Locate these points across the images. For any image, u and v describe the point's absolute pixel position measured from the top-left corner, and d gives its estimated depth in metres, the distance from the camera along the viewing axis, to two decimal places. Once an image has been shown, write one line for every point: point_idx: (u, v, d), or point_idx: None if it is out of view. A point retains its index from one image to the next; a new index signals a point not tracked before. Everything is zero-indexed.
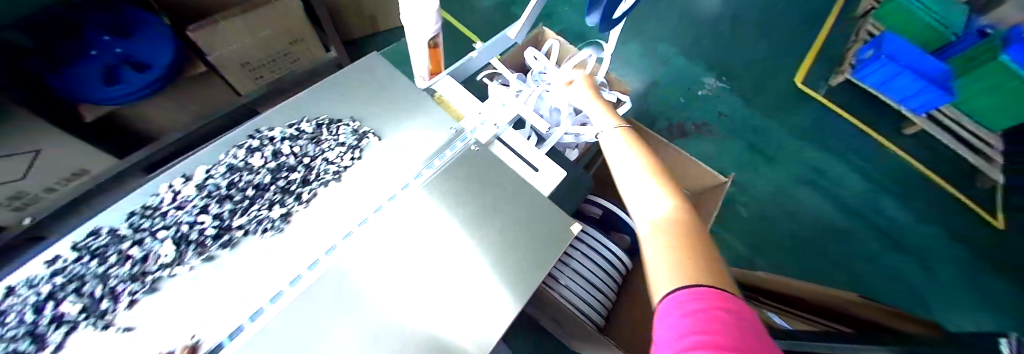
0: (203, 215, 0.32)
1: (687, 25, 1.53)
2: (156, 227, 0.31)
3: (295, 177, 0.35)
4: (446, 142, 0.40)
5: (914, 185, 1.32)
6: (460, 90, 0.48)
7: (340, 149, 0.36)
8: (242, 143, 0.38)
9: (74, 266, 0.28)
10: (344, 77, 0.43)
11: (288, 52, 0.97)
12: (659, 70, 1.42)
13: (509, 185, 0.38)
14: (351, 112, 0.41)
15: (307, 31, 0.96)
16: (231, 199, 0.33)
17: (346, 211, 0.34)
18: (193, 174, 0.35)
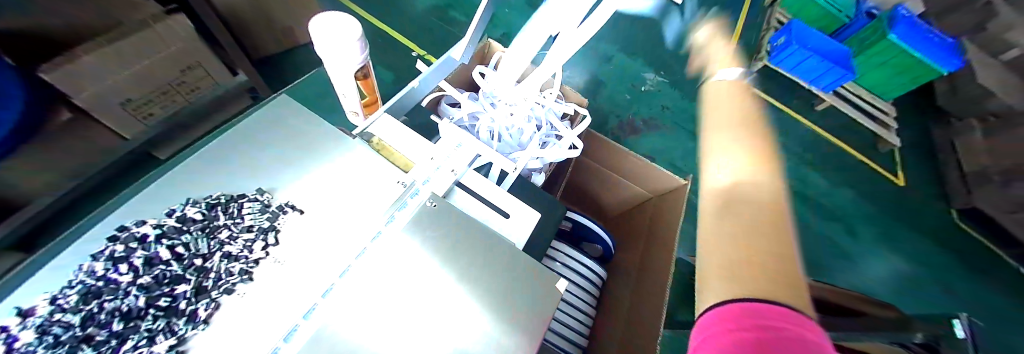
0: None
1: (623, 23, 1.57)
2: None
3: (185, 287, 0.24)
4: (393, 200, 0.32)
5: (829, 154, 1.51)
6: (404, 131, 0.41)
7: (248, 236, 0.27)
8: (101, 252, 0.24)
9: None
10: (242, 133, 0.33)
11: (183, 81, 0.80)
12: (603, 68, 1.45)
13: (479, 247, 0.32)
14: (258, 178, 0.31)
15: (205, 54, 0.80)
16: (92, 340, 0.20)
17: (267, 319, 0.24)
18: (31, 309, 0.21)
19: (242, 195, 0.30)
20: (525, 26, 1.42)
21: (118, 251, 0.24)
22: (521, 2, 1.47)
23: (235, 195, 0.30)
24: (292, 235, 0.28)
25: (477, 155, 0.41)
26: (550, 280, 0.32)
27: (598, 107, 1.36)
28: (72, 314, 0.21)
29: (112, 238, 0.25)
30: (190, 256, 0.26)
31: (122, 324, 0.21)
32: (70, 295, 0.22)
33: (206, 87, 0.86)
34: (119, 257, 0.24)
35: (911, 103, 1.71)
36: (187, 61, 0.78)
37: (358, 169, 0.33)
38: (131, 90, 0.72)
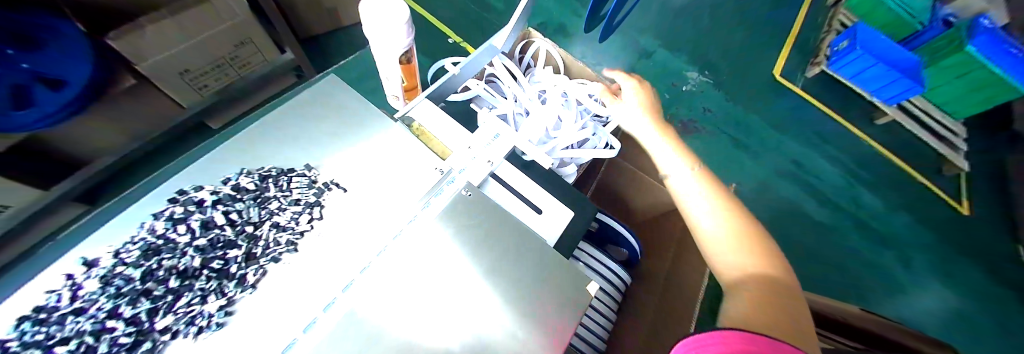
0: (110, 320, 0.21)
1: (667, 16, 1.50)
2: (51, 342, 0.20)
3: (235, 254, 0.25)
4: (431, 191, 0.32)
5: (886, 175, 1.37)
6: (443, 117, 0.41)
7: (296, 209, 0.28)
8: (162, 212, 0.27)
9: None
10: (292, 109, 0.34)
11: (237, 55, 0.85)
12: (639, 60, 1.39)
13: (524, 260, 0.30)
14: (307, 153, 0.32)
15: (256, 31, 0.84)
16: (149, 295, 0.22)
17: (309, 290, 0.25)
18: (95, 260, 0.24)
19: (292, 169, 0.31)
20: (561, 13, 1.39)
21: (177, 213, 0.26)
22: None
23: (286, 169, 0.31)
24: (336, 211, 0.29)
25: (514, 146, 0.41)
26: (580, 282, 0.31)
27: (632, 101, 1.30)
28: (133, 269, 0.23)
29: (176, 200, 0.27)
30: (239, 225, 0.27)
31: (178, 282, 0.23)
32: (132, 251, 0.24)
33: (256, 62, 0.91)
34: (177, 218, 0.26)
35: (991, 126, 1.52)
36: (241, 37, 0.82)
37: (395, 150, 0.34)
38: (188, 63, 0.77)
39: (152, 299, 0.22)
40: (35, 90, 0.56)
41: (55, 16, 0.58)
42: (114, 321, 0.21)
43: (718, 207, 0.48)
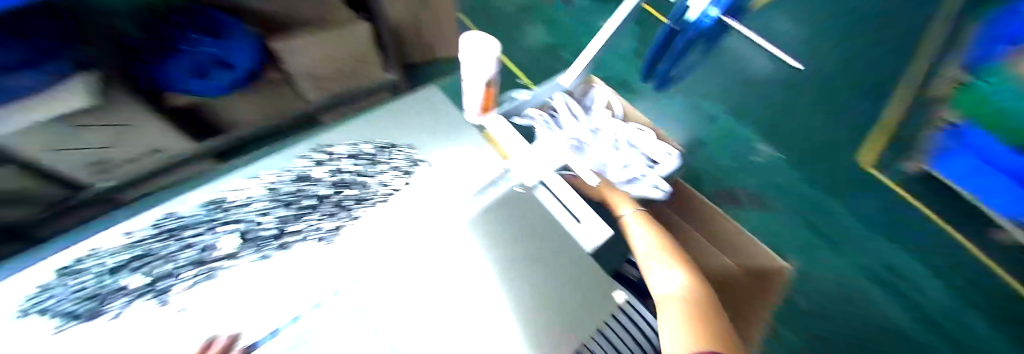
0: (268, 215, 0.38)
1: (742, 83, 1.41)
2: (236, 217, 0.38)
3: (348, 194, 0.41)
4: (487, 182, 0.43)
5: (1011, 304, 1.14)
6: (511, 130, 0.50)
7: (393, 173, 0.43)
8: (306, 155, 0.43)
9: (194, 235, 0.36)
10: (412, 106, 0.49)
11: (355, 71, 0.97)
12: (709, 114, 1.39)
13: (546, 247, 0.37)
14: (412, 138, 0.46)
15: (373, 54, 0.97)
16: (293, 206, 0.40)
17: (381, 229, 0.40)
18: (263, 176, 0.41)
19: (394, 147, 0.45)
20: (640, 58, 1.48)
21: (318, 159, 0.43)
22: (631, 50, 1.52)
23: (393, 144, 0.45)
24: (419, 179, 0.43)
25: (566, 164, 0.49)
26: (596, 296, 0.33)
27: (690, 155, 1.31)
28: (289, 188, 0.40)
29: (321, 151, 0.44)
30: (350, 176, 0.42)
31: (310, 203, 0.40)
32: (287, 176, 0.41)
33: (369, 64, 0.97)
34: (318, 163, 0.43)
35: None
36: (359, 58, 0.95)
37: (473, 152, 0.46)
38: (318, 71, 0.90)
39: (298, 207, 0.39)
40: (214, 70, 0.74)
41: (230, 16, 0.76)
42: (269, 216, 0.38)
43: (661, 255, 0.47)
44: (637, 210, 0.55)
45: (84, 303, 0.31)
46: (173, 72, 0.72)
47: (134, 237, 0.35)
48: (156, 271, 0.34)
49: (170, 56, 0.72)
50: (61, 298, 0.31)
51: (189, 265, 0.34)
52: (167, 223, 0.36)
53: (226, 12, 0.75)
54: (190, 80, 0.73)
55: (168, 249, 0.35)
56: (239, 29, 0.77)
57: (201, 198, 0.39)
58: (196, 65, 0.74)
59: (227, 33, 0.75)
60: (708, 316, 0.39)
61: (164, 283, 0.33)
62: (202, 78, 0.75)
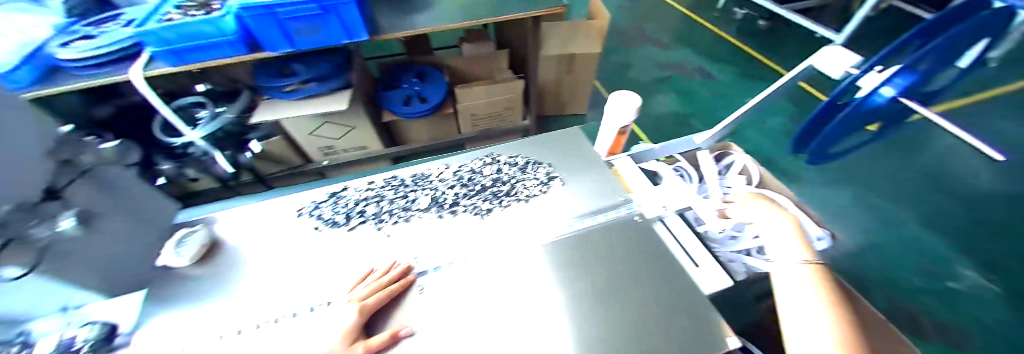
0: (449, 190, 0.54)
1: (946, 195, 1.09)
2: (430, 185, 0.55)
3: (501, 189, 0.54)
4: (610, 208, 0.50)
5: None
6: (634, 171, 0.57)
7: (535, 182, 0.54)
8: (480, 156, 0.60)
9: (407, 189, 0.54)
10: (560, 137, 0.62)
11: (501, 115, 1.17)
12: (915, 214, 1.03)
13: (671, 275, 0.40)
14: (555, 159, 0.58)
15: (519, 104, 1.15)
16: (465, 187, 0.55)
17: (519, 220, 0.50)
18: (451, 164, 0.58)
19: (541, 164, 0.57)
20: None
21: (487, 160, 0.58)
22: (778, 129, 1.33)
23: (540, 161, 0.57)
24: (554, 191, 0.53)
25: (691, 208, 0.51)
26: (694, 328, 0.36)
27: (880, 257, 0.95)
28: (465, 175, 0.56)
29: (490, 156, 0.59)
30: (507, 176, 0.55)
31: (476, 189, 0.54)
32: (465, 167, 0.58)
33: (509, 119, 1.19)
34: (486, 162, 0.58)
35: None
36: (508, 105, 1.14)
37: (595, 179, 0.54)
38: (478, 110, 1.12)
39: (468, 190, 0.54)
40: (414, 101, 1.06)
41: (436, 69, 1.11)
42: (450, 190, 0.54)
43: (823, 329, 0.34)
44: (813, 264, 0.40)
45: (342, 213, 0.51)
46: (392, 99, 1.06)
47: (374, 184, 0.56)
48: (384, 206, 0.52)
49: (395, 90, 1.08)
50: (329, 205, 0.53)
51: (399, 210, 0.51)
52: (395, 178, 0.57)
53: (436, 69, 1.12)
54: (399, 106, 1.05)
55: (392, 194, 0.54)
56: (438, 78, 1.09)
57: (414, 168, 0.58)
58: (406, 96, 1.06)
59: (430, 79, 1.09)
60: None
61: (385, 216, 0.51)
62: (406, 105, 1.06)
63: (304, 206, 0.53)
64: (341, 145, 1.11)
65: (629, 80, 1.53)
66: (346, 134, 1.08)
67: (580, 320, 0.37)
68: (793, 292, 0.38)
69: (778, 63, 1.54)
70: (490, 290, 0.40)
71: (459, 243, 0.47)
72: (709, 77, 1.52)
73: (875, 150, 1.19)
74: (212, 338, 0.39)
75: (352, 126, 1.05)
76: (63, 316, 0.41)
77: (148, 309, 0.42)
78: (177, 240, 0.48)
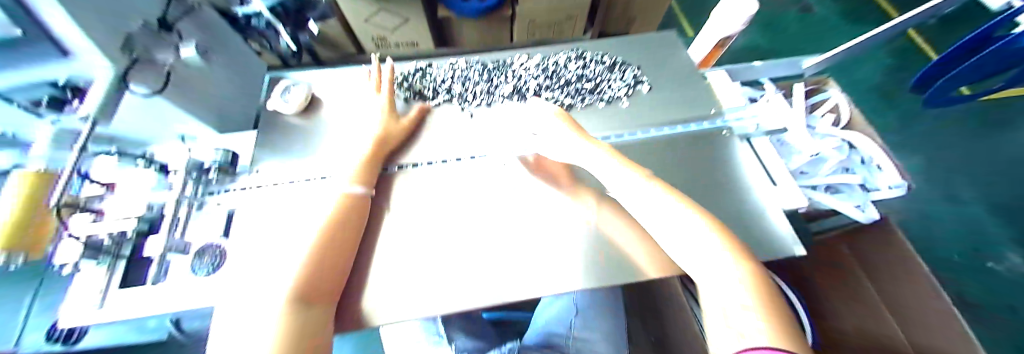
0: (539, 81, 0.63)
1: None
2: (524, 75, 0.64)
3: (583, 87, 0.61)
4: (697, 119, 0.58)
5: None
6: (728, 84, 0.63)
7: (616, 85, 0.61)
8: (569, 55, 0.66)
9: (502, 76, 0.64)
10: (651, 46, 0.67)
11: (561, 25, 1.08)
12: (974, 191, 0.97)
13: (710, 170, 0.52)
14: (638, 67, 0.64)
15: (583, 13, 1.04)
16: (552, 81, 0.63)
17: (595, 116, 0.59)
18: (543, 58, 0.66)
19: (629, 66, 0.64)
20: (886, 94, 1.14)
21: (577, 60, 0.65)
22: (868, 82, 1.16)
23: (625, 67, 0.64)
24: (630, 95, 0.61)
25: (784, 131, 0.60)
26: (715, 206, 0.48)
27: (919, 225, 0.95)
28: (555, 71, 0.64)
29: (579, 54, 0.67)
30: (592, 75, 0.63)
31: (561, 84, 0.62)
32: (556, 64, 0.65)
33: (566, 33, 1.13)
34: (575, 62, 0.65)
35: None
36: (571, 14, 1.04)
37: (682, 89, 0.62)
38: (536, 16, 1.03)
39: (552, 82, 0.62)
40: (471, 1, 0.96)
41: None
42: (540, 82, 0.63)
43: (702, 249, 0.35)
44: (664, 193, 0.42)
45: (431, 88, 0.63)
46: None
47: (457, 65, 0.66)
48: (483, 86, 0.63)
49: None
50: (416, 78, 0.65)
51: (482, 93, 0.62)
52: (495, 64, 0.67)
53: None
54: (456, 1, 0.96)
55: (490, 77, 0.65)
56: None
57: (512, 59, 0.67)
58: None
59: None
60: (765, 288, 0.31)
61: (469, 97, 0.62)
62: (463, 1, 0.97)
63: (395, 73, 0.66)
64: (393, 37, 1.06)
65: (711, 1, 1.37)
66: (400, 26, 1.02)
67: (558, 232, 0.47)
68: (648, 206, 0.40)
69: (890, 3, 1.28)
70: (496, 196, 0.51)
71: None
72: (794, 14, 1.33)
73: (963, 122, 1.07)
74: (319, 177, 0.53)
75: (407, 18, 0.99)
76: (182, 143, 0.57)
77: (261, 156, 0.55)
78: (282, 90, 0.60)
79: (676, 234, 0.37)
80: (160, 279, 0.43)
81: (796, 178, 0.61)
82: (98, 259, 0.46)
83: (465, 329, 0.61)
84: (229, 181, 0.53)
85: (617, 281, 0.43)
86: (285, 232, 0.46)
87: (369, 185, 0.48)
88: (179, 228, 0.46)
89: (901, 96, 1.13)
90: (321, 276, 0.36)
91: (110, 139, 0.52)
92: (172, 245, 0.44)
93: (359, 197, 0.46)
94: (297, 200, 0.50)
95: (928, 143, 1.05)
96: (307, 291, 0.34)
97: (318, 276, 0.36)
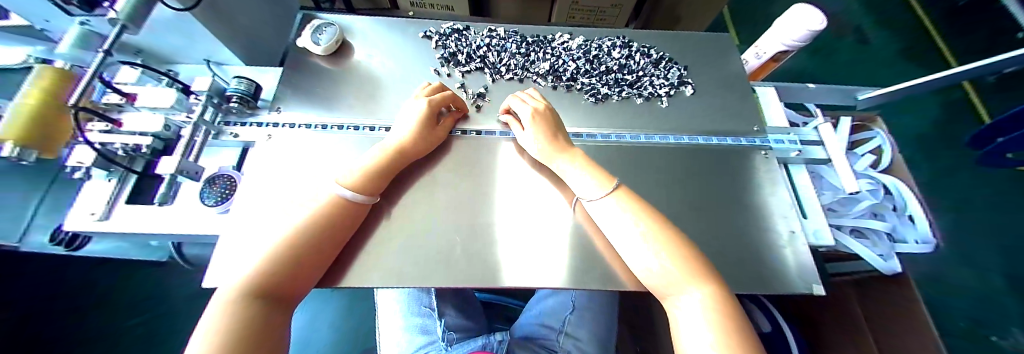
0: (580, 65, 0.60)
1: None
2: (565, 56, 0.62)
3: (626, 80, 0.59)
4: (736, 133, 0.56)
5: None
6: (775, 104, 0.61)
7: (662, 83, 0.59)
8: (616, 43, 0.64)
9: (541, 54, 0.62)
10: (701, 50, 0.65)
11: (605, 11, 1.02)
12: (1004, 261, 0.91)
13: (738, 189, 0.50)
14: (685, 69, 0.62)
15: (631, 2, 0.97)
16: (593, 67, 0.60)
17: (631, 114, 0.57)
18: (587, 42, 0.64)
19: (675, 65, 0.62)
20: (924, 142, 1.08)
21: (623, 50, 0.63)
22: (912, 128, 1.11)
23: (672, 67, 0.62)
24: (672, 99, 0.59)
25: (827, 163, 0.57)
26: (737, 229, 0.46)
27: (931, 284, 0.91)
28: (599, 58, 0.62)
29: (625, 44, 0.64)
30: (635, 67, 0.61)
31: (604, 73, 0.60)
32: (601, 51, 0.63)
33: (608, 21, 1.07)
34: (623, 52, 0.63)
35: None
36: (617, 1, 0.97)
37: (726, 99, 0.59)
38: None
39: (593, 69, 0.60)
40: None
41: None
42: (581, 67, 0.60)
43: (673, 266, 0.35)
44: (636, 200, 0.41)
45: (465, 52, 0.61)
46: None
47: (495, 34, 0.64)
48: (520, 60, 0.61)
49: None
50: (451, 39, 0.62)
51: (516, 66, 0.60)
52: (535, 39, 0.64)
53: None
54: None
55: (527, 52, 0.62)
56: None
57: (556, 36, 0.65)
58: None
59: None
60: (736, 319, 0.31)
61: (502, 69, 0.60)
62: None
63: (429, 30, 0.63)
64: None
65: (767, 14, 1.30)
66: None
67: (558, 221, 0.47)
68: (630, 228, 0.38)
69: (953, 43, 1.18)
70: (497, 183, 0.51)
71: (579, 114, 0.56)
72: (841, 45, 1.27)
73: (1014, 188, 0.99)
74: (332, 127, 0.52)
75: None
76: (207, 67, 0.56)
77: (280, 95, 0.54)
78: (315, 29, 0.58)
79: (644, 259, 0.37)
80: (166, 202, 0.43)
81: (827, 216, 0.57)
82: (108, 171, 0.46)
83: (456, 304, 0.60)
84: (248, 116, 0.52)
85: (591, 284, 0.42)
86: (298, 182, 0.45)
87: (370, 196, 0.42)
88: (194, 151, 0.46)
89: (940, 147, 1.07)
90: (306, 258, 0.34)
91: (138, 50, 0.52)
92: (184, 167, 0.43)
93: (358, 205, 0.41)
94: (308, 149, 0.49)
95: (959, 199, 1.00)
96: (278, 283, 0.31)
97: (302, 258, 0.34)
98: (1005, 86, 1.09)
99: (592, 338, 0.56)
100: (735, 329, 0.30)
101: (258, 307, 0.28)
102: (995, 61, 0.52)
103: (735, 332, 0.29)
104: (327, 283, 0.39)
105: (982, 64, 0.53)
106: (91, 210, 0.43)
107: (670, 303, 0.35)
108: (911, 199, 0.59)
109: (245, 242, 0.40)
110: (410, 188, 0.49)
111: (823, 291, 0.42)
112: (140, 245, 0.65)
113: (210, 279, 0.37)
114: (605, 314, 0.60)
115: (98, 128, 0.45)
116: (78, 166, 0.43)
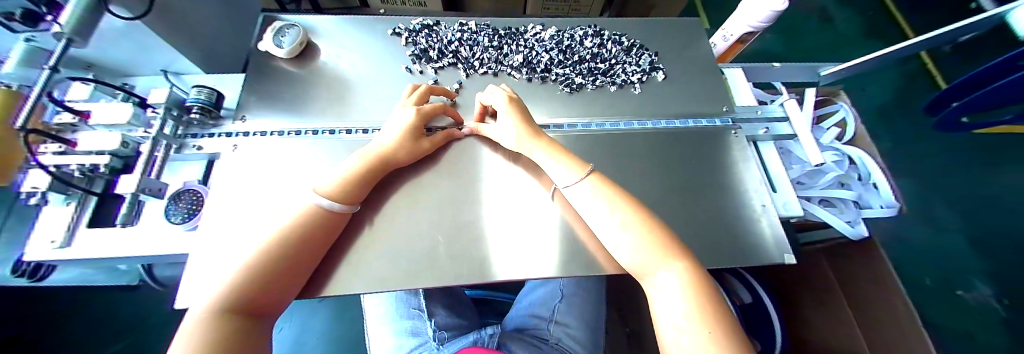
0: (553, 56, 0.60)
1: None
2: (538, 47, 0.61)
3: (600, 68, 0.60)
4: (707, 115, 0.58)
5: None
6: (744, 84, 0.63)
7: (635, 70, 0.60)
8: (588, 32, 0.64)
9: (515, 47, 0.61)
10: (672, 34, 0.66)
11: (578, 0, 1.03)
12: (964, 219, 0.97)
13: (713, 170, 0.51)
14: (656, 55, 0.63)
15: None
16: (566, 57, 0.60)
17: (609, 103, 0.57)
18: (559, 32, 0.64)
19: (647, 52, 0.63)
20: (886, 114, 1.14)
21: (595, 39, 0.63)
22: (876, 100, 1.16)
23: (644, 54, 0.62)
24: (646, 85, 0.60)
25: (794, 139, 0.59)
26: (712, 208, 0.48)
27: (900, 247, 0.96)
28: (572, 48, 0.62)
29: (597, 32, 0.65)
30: (607, 55, 0.61)
31: (578, 63, 0.60)
32: (574, 41, 0.63)
33: (582, 11, 1.08)
34: (596, 41, 0.63)
35: None
36: None
37: (698, 83, 0.60)
38: None
39: (566, 58, 0.60)
40: None
41: None
42: (555, 58, 0.60)
43: (650, 248, 0.35)
44: (612, 187, 0.41)
45: (437, 48, 0.60)
46: None
47: (466, 28, 0.64)
48: (493, 53, 0.60)
49: None
50: (422, 36, 0.61)
51: (489, 60, 0.59)
52: (507, 31, 0.64)
53: None
54: None
55: (500, 44, 0.62)
56: None
57: (529, 28, 0.65)
58: None
59: None
60: (714, 296, 0.32)
61: (475, 63, 0.59)
62: None
63: (398, 27, 0.62)
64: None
65: None
66: None
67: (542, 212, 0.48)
68: (607, 215, 0.39)
69: (910, 17, 1.24)
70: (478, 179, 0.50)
71: (556, 105, 0.56)
72: (806, 25, 1.32)
73: (971, 150, 1.05)
74: (305, 133, 0.50)
75: None
76: (166, 78, 0.53)
77: (247, 104, 0.52)
78: (280, 32, 0.56)
79: (622, 245, 0.37)
80: (129, 223, 0.41)
81: (796, 189, 0.59)
82: (66, 194, 0.44)
83: (446, 303, 0.60)
84: (212, 127, 0.50)
85: (576, 271, 0.43)
86: (272, 193, 0.44)
87: (351, 204, 0.41)
88: (155, 168, 0.43)
89: (902, 116, 1.12)
90: (283, 269, 0.33)
91: (89, 65, 0.48)
92: (145, 185, 0.41)
93: (338, 214, 0.40)
94: (279, 157, 0.47)
95: (921, 165, 1.05)
96: (255, 299, 0.30)
97: (279, 270, 0.33)
98: (959, 55, 1.15)
99: (581, 324, 0.57)
100: (711, 307, 0.31)
101: (236, 323, 0.27)
102: (945, 32, 0.55)
103: (713, 309, 0.30)
104: (308, 292, 0.38)
105: (935, 34, 0.55)
106: (50, 237, 0.41)
107: (649, 285, 0.35)
108: (874, 167, 0.62)
109: (219, 257, 0.38)
110: (389, 189, 0.48)
111: (794, 261, 0.44)
112: (108, 269, 0.62)
113: (182, 300, 0.36)
114: (592, 299, 0.61)
115: (52, 150, 0.42)
116: (33, 191, 0.40)
